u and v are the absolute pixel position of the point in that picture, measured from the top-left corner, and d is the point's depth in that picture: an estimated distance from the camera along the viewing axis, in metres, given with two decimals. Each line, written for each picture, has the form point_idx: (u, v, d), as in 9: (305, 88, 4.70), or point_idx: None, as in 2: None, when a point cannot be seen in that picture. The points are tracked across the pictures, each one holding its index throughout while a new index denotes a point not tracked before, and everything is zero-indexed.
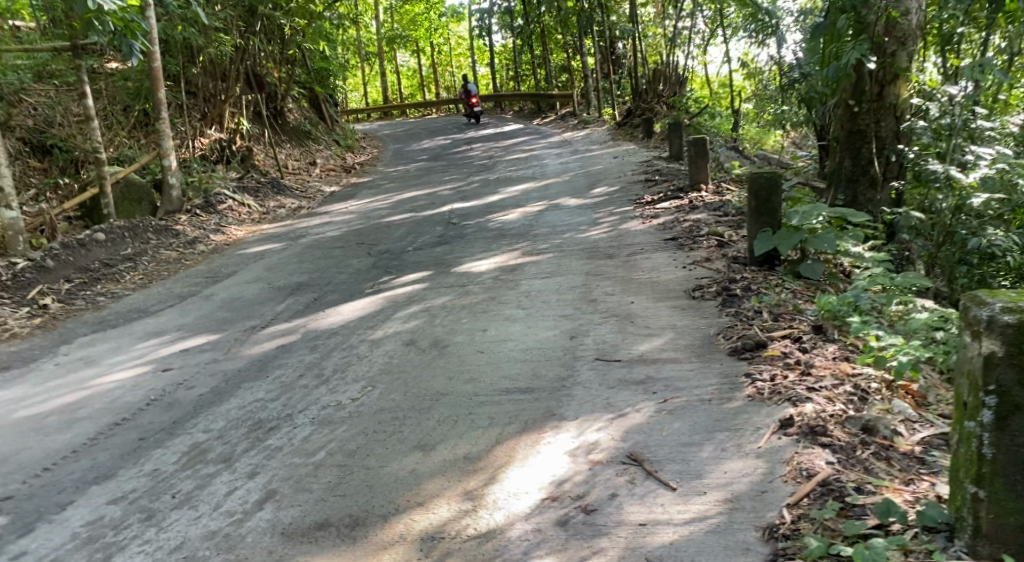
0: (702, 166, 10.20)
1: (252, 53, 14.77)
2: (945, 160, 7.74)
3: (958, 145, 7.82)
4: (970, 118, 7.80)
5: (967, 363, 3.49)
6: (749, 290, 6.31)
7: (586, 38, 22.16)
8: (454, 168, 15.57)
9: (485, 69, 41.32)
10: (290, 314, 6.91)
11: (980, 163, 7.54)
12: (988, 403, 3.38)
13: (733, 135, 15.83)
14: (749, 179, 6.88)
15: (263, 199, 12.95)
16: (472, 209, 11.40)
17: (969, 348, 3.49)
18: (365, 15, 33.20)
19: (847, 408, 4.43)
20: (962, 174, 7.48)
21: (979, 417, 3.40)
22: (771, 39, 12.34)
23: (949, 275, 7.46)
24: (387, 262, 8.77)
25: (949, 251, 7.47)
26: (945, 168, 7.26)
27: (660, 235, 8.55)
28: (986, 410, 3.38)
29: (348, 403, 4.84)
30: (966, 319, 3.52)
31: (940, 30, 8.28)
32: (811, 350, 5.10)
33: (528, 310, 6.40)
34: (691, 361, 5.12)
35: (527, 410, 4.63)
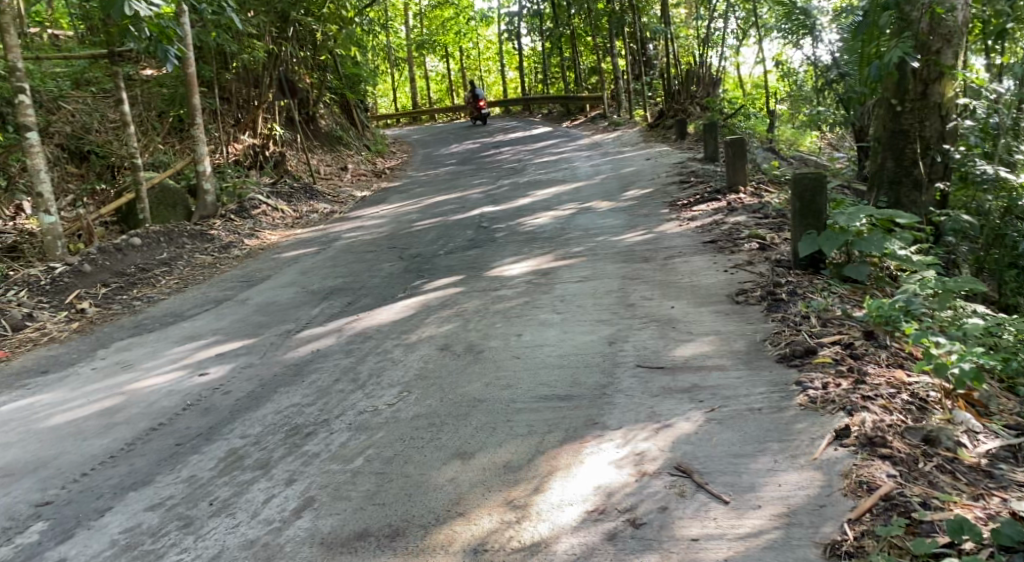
0: (739, 168, 10.07)
1: (285, 58, 14.86)
2: (992, 160, 7.56)
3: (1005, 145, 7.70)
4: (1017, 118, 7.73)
5: None
6: (795, 295, 6.17)
7: (616, 40, 22.06)
8: (485, 172, 15.54)
9: (514, 73, 41.34)
10: (325, 319, 6.87)
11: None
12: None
13: (767, 136, 15.66)
14: (793, 180, 6.76)
15: (297, 203, 13.00)
16: (504, 213, 11.35)
17: None
18: (395, 22, 33.43)
19: (906, 419, 4.34)
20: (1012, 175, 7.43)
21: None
22: (807, 39, 12.17)
23: (999, 280, 7.40)
24: (420, 266, 8.73)
25: (999, 254, 7.41)
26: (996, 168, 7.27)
27: (698, 238, 8.42)
28: None
29: (385, 409, 4.77)
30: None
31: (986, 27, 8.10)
32: (863, 358, 4.98)
33: (564, 314, 6.31)
34: (737, 369, 4.99)
35: (568, 418, 4.54)
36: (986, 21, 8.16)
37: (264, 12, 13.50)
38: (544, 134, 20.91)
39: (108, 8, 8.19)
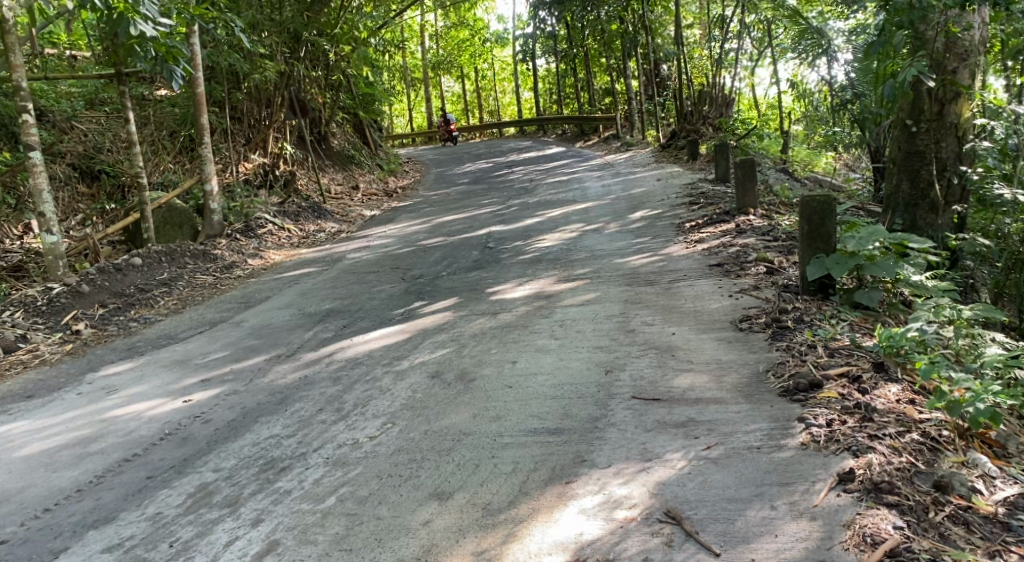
0: (750, 189, 9.84)
1: (297, 77, 14.70)
2: (1011, 182, 7.28)
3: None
4: None
5: None
6: (802, 322, 5.93)
7: (630, 60, 21.90)
8: (496, 191, 15.36)
9: (529, 93, 41.31)
10: (317, 342, 6.68)
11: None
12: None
13: (782, 158, 15.47)
14: (800, 203, 6.51)
15: (304, 222, 12.86)
16: (511, 233, 11.15)
17: None
18: (410, 42, 33.35)
19: (916, 462, 4.12)
20: None
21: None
22: (822, 59, 11.98)
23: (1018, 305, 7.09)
24: (420, 288, 8.53)
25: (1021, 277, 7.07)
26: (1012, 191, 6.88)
27: (705, 261, 8.19)
28: None
29: (366, 443, 4.58)
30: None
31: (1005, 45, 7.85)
32: (871, 392, 4.76)
33: (562, 341, 6.08)
34: (738, 403, 4.75)
35: (556, 455, 4.32)
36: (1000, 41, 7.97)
37: (277, 32, 13.21)
38: (557, 154, 20.73)
39: (111, 27, 8.02)
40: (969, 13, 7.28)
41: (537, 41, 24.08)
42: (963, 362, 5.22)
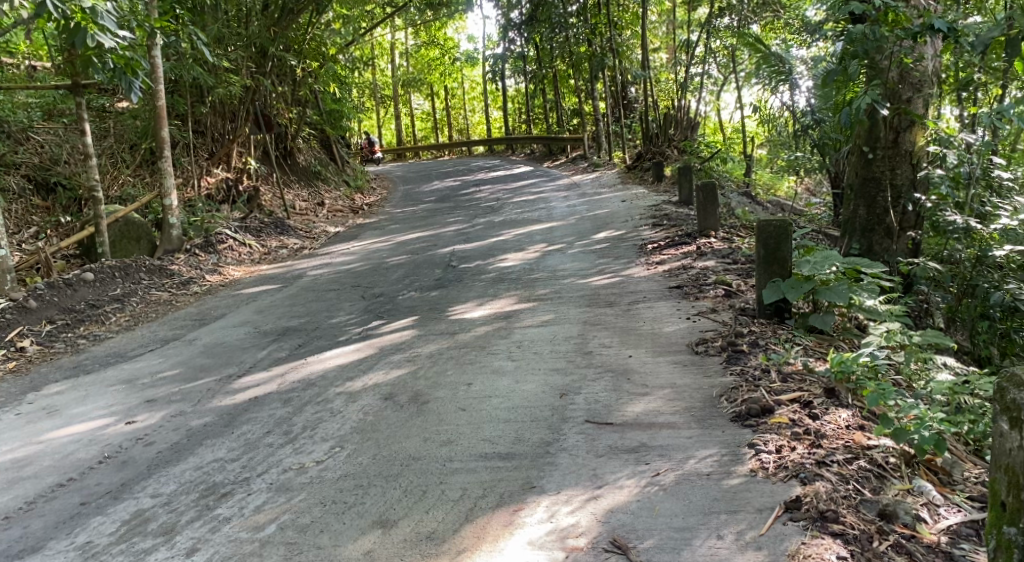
0: (711, 212, 9.89)
1: (262, 92, 14.51)
2: (963, 211, 7.33)
3: (976, 195, 7.44)
4: (987, 168, 7.48)
5: (1004, 457, 3.24)
6: (757, 346, 5.94)
7: (598, 82, 22.03)
8: (462, 210, 15.30)
9: (499, 113, 41.43)
10: (269, 362, 6.54)
11: (1001, 215, 7.26)
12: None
13: (744, 181, 15.65)
14: (756, 226, 6.50)
15: (266, 238, 12.68)
16: (474, 252, 11.09)
17: (1006, 438, 3.23)
18: (380, 58, 33.27)
19: (863, 489, 4.13)
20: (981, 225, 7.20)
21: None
22: (784, 86, 12.12)
23: (970, 329, 7.28)
24: (379, 306, 8.43)
25: (970, 304, 7.25)
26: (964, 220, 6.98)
27: (665, 283, 8.19)
28: None
29: (312, 467, 4.49)
30: (1001, 400, 3.26)
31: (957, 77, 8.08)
32: (821, 418, 4.79)
33: (519, 362, 6.02)
34: (691, 428, 4.73)
35: (504, 481, 4.25)
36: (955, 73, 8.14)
37: (243, 47, 13.02)
38: (525, 173, 20.73)
39: (68, 38, 7.78)
40: (921, 44, 7.44)
41: (506, 61, 24.13)
42: (913, 387, 5.26)
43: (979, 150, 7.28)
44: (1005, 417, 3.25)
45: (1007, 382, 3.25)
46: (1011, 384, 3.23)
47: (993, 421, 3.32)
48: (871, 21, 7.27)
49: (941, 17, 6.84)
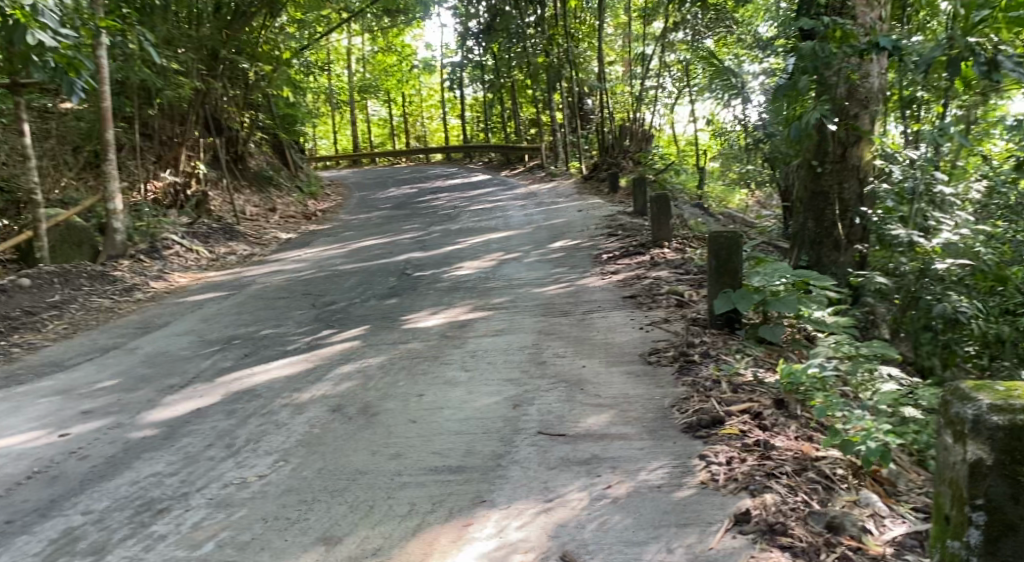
0: (665, 223, 9.92)
1: (213, 96, 14.21)
2: (908, 224, 7.55)
3: (920, 211, 7.61)
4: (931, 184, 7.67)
5: (949, 471, 3.22)
6: (708, 356, 5.95)
7: (555, 92, 22.06)
8: (417, 217, 15.16)
9: (456, 121, 41.32)
10: (213, 372, 6.37)
11: (943, 230, 7.46)
12: (974, 520, 3.12)
13: (697, 194, 15.81)
14: (708, 238, 6.51)
15: (214, 244, 12.41)
16: (428, 260, 10.97)
17: (951, 452, 3.21)
18: (336, 64, 32.95)
19: (811, 501, 4.13)
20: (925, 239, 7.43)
21: (965, 537, 3.14)
22: (737, 100, 12.22)
23: (914, 340, 7.22)
24: (330, 315, 8.28)
25: (915, 316, 7.22)
26: (908, 231, 7.26)
27: (619, 293, 8.17)
28: (973, 529, 3.11)
29: (254, 482, 4.36)
30: (946, 414, 3.25)
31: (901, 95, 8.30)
32: (771, 429, 4.80)
33: (471, 373, 5.93)
34: (643, 439, 4.69)
35: (453, 495, 4.17)
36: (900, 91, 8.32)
37: (194, 49, 12.71)
38: (481, 181, 20.66)
39: (7, 35, 7.51)
40: (868, 62, 7.61)
41: (463, 70, 24.04)
42: (860, 397, 5.32)
43: (922, 166, 7.58)
44: (949, 429, 3.23)
45: (951, 395, 3.24)
46: (954, 397, 3.21)
47: (939, 435, 3.31)
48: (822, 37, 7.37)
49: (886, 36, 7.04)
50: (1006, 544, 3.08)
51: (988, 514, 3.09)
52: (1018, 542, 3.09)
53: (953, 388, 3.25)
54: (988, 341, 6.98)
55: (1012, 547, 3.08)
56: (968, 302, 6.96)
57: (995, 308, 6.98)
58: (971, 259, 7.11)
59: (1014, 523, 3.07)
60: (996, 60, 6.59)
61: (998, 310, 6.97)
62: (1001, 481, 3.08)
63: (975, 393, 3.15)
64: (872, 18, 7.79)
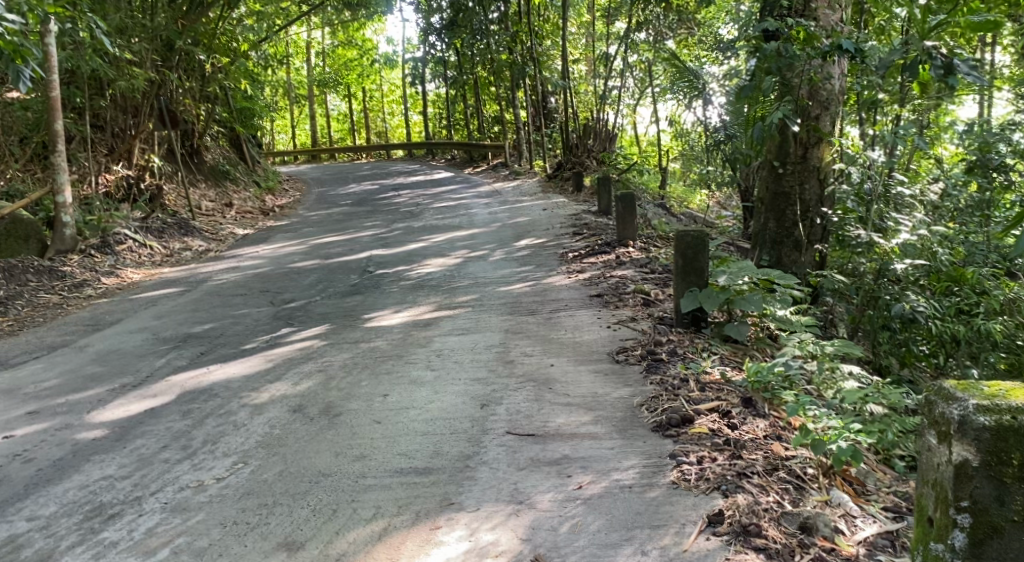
0: (630, 222, 9.87)
1: (168, 87, 13.84)
2: (865, 225, 7.48)
3: (879, 211, 7.54)
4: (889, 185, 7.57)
5: (932, 472, 3.19)
6: (676, 355, 5.88)
7: (518, 90, 21.96)
8: (379, 214, 14.96)
9: (418, 117, 41.01)
10: (168, 371, 6.16)
11: (899, 229, 7.28)
12: (959, 522, 3.08)
13: (660, 194, 15.83)
14: (675, 236, 6.44)
15: (168, 240, 12.10)
16: (391, 258, 10.81)
17: (935, 452, 3.18)
18: (295, 58, 32.49)
19: (783, 501, 4.07)
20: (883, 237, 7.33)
21: (950, 539, 3.10)
22: (697, 101, 12.23)
23: (872, 340, 7.41)
24: (290, 313, 8.09)
25: (873, 315, 7.33)
26: (867, 233, 7.13)
27: (586, 291, 8.10)
28: (959, 531, 3.07)
29: (211, 485, 4.19)
30: (930, 414, 3.21)
31: (859, 96, 8.39)
32: (740, 428, 4.75)
33: (438, 372, 5.80)
34: (613, 438, 4.61)
35: (420, 498, 4.04)
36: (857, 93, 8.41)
37: (148, 39, 12.34)
38: (444, 179, 20.50)
39: None
40: (829, 63, 7.60)
41: (425, 66, 23.83)
42: (824, 396, 5.27)
43: (880, 167, 7.46)
44: (932, 430, 3.19)
45: (934, 394, 3.20)
46: (937, 396, 3.17)
47: (921, 434, 3.28)
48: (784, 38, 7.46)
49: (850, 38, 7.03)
50: (991, 544, 3.05)
51: (973, 516, 3.06)
52: (1002, 543, 3.06)
53: (935, 387, 3.22)
54: (943, 339, 7.16)
55: (997, 548, 3.05)
56: (925, 303, 7.02)
57: (951, 308, 7.19)
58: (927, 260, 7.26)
59: (1000, 524, 3.04)
60: (951, 63, 6.66)
61: (954, 310, 7.16)
62: (986, 482, 3.06)
63: (960, 393, 3.12)
64: (834, 20, 7.79)
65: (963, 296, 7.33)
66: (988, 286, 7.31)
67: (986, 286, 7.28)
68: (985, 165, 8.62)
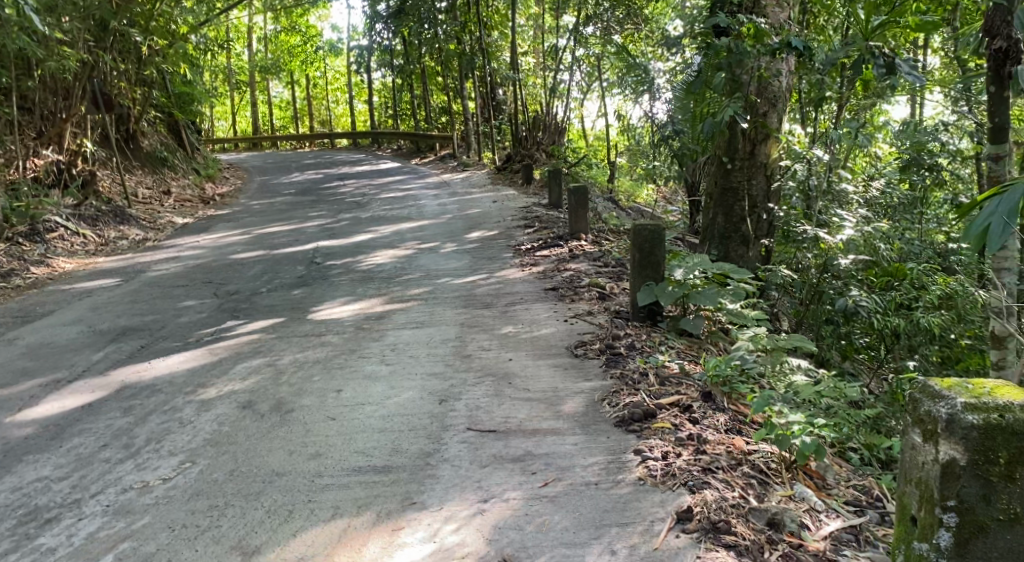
0: (583, 216, 9.78)
1: (101, 69, 13.28)
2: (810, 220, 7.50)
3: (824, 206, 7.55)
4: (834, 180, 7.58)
5: (917, 471, 3.17)
6: (634, 349, 5.82)
7: (467, 81, 21.73)
8: (326, 204, 14.65)
9: (362, 105, 40.48)
10: (107, 365, 5.88)
11: (845, 224, 7.18)
12: (945, 522, 3.08)
13: (608, 189, 15.81)
14: (631, 228, 6.32)
15: (103, 228, 11.65)
16: (339, 249, 10.56)
17: (919, 451, 3.16)
18: (236, 43, 31.66)
19: (749, 496, 3.99)
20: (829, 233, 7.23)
21: (934, 539, 3.09)
22: (645, 96, 12.21)
23: (815, 333, 7.30)
24: (235, 305, 7.82)
25: (817, 309, 7.22)
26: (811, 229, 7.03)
27: (540, 285, 7.99)
28: (944, 531, 3.07)
29: (157, 486, 3.98)
30: (914, 412, 3.19)
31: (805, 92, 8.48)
32: (701, 421, 4.70)
33: (393, 367, 5.64)
34: (576, 434, 4.51)
35: (381, 497, 3.88)
36: (803, 92, 8.56)
37: (80, 18, 11.80)
38: (391, 169, 20.18)
39: None
40: (777, 61, 7.65)
41: (371, 54, 23.40)
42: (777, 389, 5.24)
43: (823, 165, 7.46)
44: (917, 428, 3.18)
45: (920, 392, 3.19)
46: (923, 395, 3.16)
47: (905, 433, 3.27)
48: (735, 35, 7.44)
49: (799, 36, 7.08)
50: (976, 544, 3.05)
51: (959, 516, 3.05)
52: (986, 543, 3.06)
53: (920, 385, 3.20)
54: (883, 333, 7.08)
55: (982, 547, 3.05)
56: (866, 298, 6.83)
57: (892, 302, 7.07)
58: (872, 256, 7.17)
59: (986, 523, 3.04)
60: (893, 63, 6.73)
61: (894, 304, 7.06)
62: (972, 481, 3.04)
63: (946, 391, 3.11)
64: (782, 18, 7.77)
65: (902, 290, 7.28)
66: (927, 281, 7.32)
67: (924, 281, 7.25)
68: (918, 163, 8.69)
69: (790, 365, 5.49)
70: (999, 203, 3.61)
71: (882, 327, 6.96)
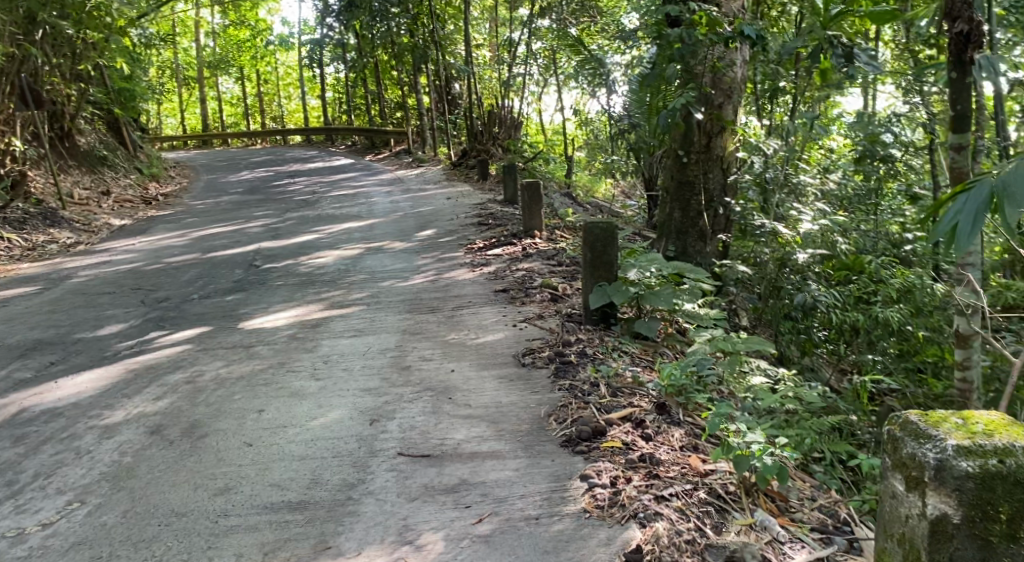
0: (536, 212, 9.37)
1: (31, 63, 12.41)
2: (768, 214, 7.25)
3: (782, 202, 7.29)
4: (792, 174, 7.34)
5: (901, 525, 2.89)
6: (585, 356, 5.42)
7: (420, 77, 21.15)
8: (272, 203, 14.07)
9: (316, 101, 39.58)
10: (7, 385, 5.36)
11: (803, 219, 7.01)
12: None
13: (566, 183, 15.47)
14: (582, 227, 5.91)
15: (30, 232, 11.01)
16: (282, 250, 10.04)
17: (904, 502, 2.88)
18: (181, 38, 30.63)
19: (703, 527, 3.61)
20: (786, 227, 7.05)
21: None
22: (602, 90, 11.82)
23: (775, 328, 6.89)
24: (162, 313, 7.31)
25: (775, 304, 6.90)
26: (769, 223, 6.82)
27: (490, 286, 7.58)
28: None
29: (34, 534, 3.55)
30: (896, 455, 2.93)
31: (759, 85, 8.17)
32: (654, 438, 4.31)
33: (324, 383, 5.18)
34: (517, 458, 4.11)
35: (291, 542, 3.48)
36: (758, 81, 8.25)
37: (5, 10, 11.01)
38: (344, 166, 19.59)
39: None
40: (732, 51, 7.36)
41: (323, 48, 22.68)
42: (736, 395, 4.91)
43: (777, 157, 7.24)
44: (899, 474, 2.90)
45: (902, 431, 2.91)
46: (906, 434, 2.88)
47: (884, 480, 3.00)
48: (686, 24, 7.09)
49: (753, 25, 6.79)
50: None
51: None
52: None
53: (903, 423, 2.92)
54: (842, 327, 6.64)
55: None
56: (826, 292, 6.57)
57: (851, 297, 6.73)
58: (829, 251, 7.00)
59: None
60: (852, 52, 6.50)
61: (853, 299, 6.71)
62: (968, 543, 2.75)
63: (934, 430, 2.82)
64: (734, 8, 7.44)
65: (861, 283, 6.89)
66: (885, 275, 6.83)
67: (882, 274, 6.82)
68: (872, 155, 8.16)
69: (748, 366, 5.20)
70: (966, 200, 3.31)
71: (842, 322, 6.58)
